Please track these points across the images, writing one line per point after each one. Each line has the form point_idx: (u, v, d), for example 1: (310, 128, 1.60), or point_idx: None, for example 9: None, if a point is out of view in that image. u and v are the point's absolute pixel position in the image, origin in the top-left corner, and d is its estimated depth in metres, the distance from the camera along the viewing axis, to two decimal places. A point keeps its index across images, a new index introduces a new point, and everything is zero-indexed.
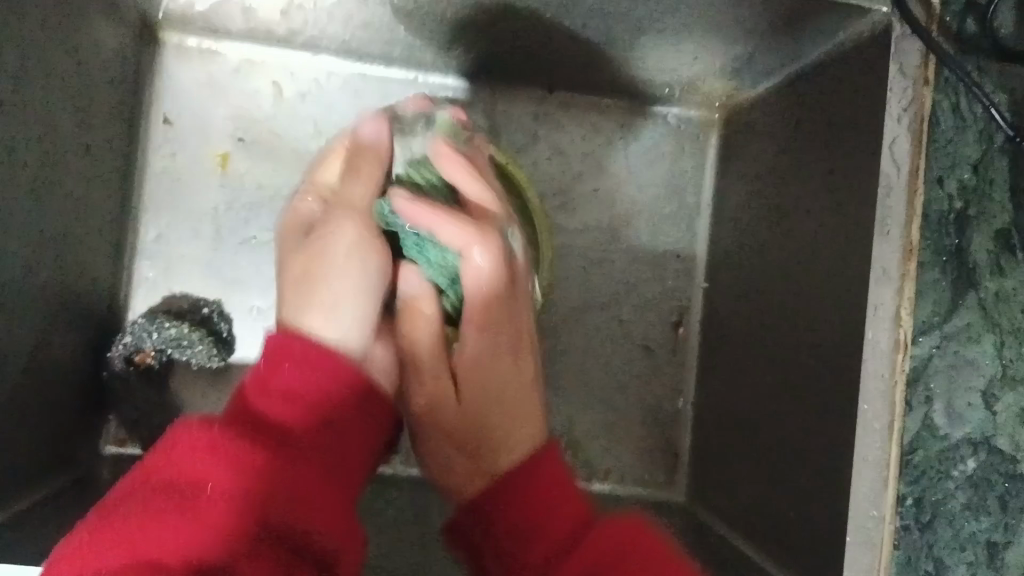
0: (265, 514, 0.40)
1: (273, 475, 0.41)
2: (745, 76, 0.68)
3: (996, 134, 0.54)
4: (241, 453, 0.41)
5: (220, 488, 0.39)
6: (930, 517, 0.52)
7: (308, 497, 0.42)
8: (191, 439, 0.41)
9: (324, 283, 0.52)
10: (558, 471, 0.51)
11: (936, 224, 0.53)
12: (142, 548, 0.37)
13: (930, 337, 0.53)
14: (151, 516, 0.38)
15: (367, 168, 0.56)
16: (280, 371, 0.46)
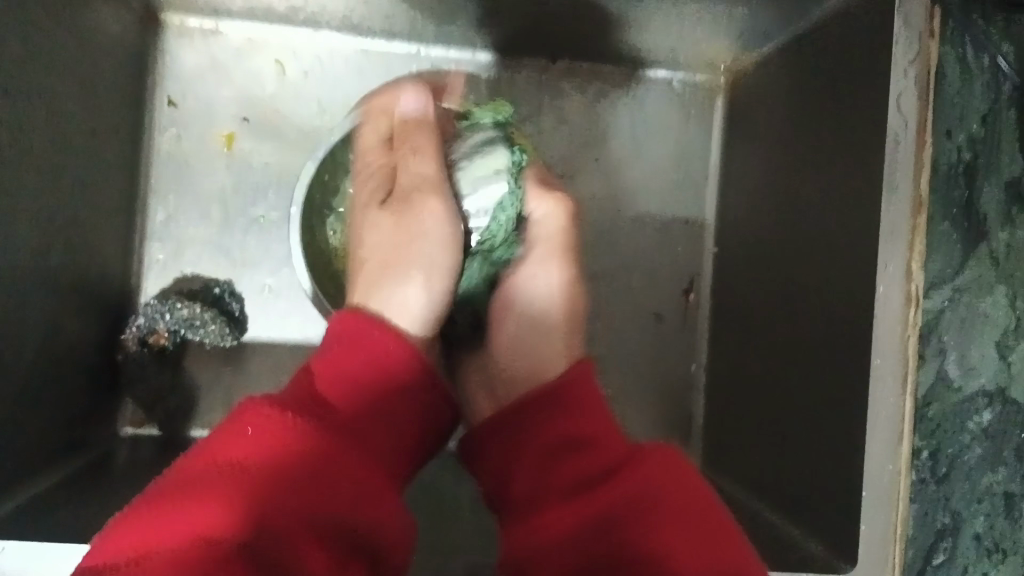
0: (323, 508, 0.39)
1: (333, 470, 0.41)
2: (748, 37, 0.68)
3: (1005, 85, 0.61)
4: (298, 436, 0.41)
5: (279, 465, 0.39)
6: (946, 470, 0.60)
7: (357, 491, 0.41)
8: (253, 418, 0.41)
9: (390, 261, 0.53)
10: (591, 395, 0.50)
11: (946, 175, 0.60)
12: (205, 525, 0.36)
13: (942, 292, 0.60)
14: (215, 492, 0.37)
15: (417, 139, 0.56)
16: (341, 362, 0.48)
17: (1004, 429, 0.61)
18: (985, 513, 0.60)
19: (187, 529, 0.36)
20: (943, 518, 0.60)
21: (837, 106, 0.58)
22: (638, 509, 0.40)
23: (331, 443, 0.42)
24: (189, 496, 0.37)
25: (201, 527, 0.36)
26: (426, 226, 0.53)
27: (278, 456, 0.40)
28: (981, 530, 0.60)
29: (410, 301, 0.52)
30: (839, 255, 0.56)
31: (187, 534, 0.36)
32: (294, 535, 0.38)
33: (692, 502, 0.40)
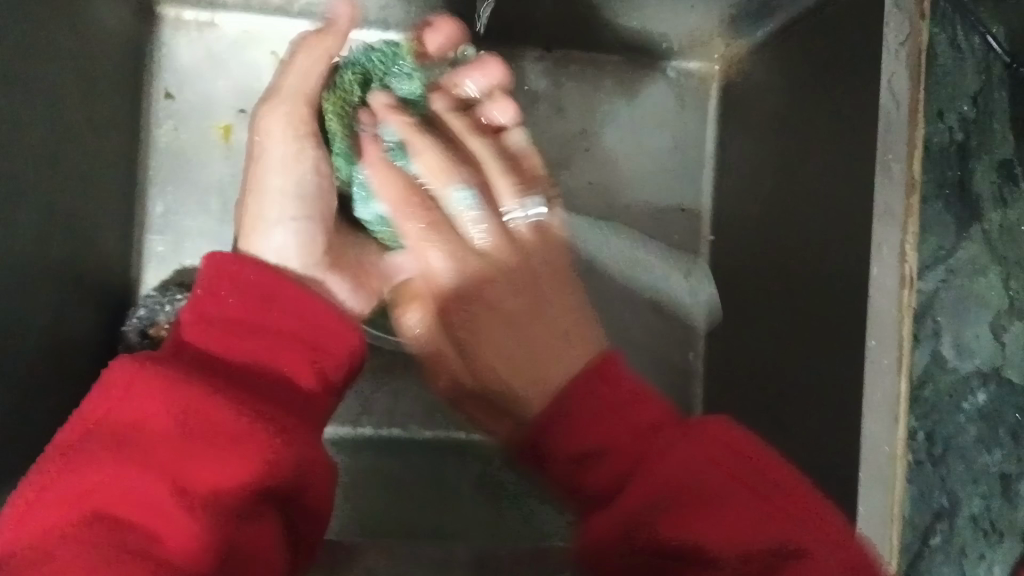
0: (201, 458, 0.37)
1: (212, 413, 0.37)
2: (743, 22, 0.68)
3: (994, 65, 0.67)
4: (182, 394, 0.37)
5: (151, 422, 0.36)
6: (942, 450, 0.66)
7: (244, 426, 0.38)
8: (129, 374, 0.37)
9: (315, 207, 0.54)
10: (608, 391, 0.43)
11: (938, 155, 0.67)
12: (96, 501, 0.35)
13: (936, 273, 0.67)
14: (98, 456, 0.35)
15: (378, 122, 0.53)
16: (218, 297, 0.43)
17: (999, 410, 0.67)
18: (982, 492, 0.66)
19: (75, 502, 0.35)
20: (939, 495, 0.66)
21: (830, 89, 0.59)
22: (682, 496, 0.38)
23: (218, 390, 0.38)
24: (72, 468, 0.35)
25: (97, 503, 0.35)
26: (280, 163, 0.54)
27: (161, 417, 0.37)
28: (977, 509, 0.66)
29: (280, 234, 0.52)
30: (836, 239, 0.57)
31: (79, 509, 0.35)
32: (187, 502, 0.36)
33: (736, 480, 0.38)
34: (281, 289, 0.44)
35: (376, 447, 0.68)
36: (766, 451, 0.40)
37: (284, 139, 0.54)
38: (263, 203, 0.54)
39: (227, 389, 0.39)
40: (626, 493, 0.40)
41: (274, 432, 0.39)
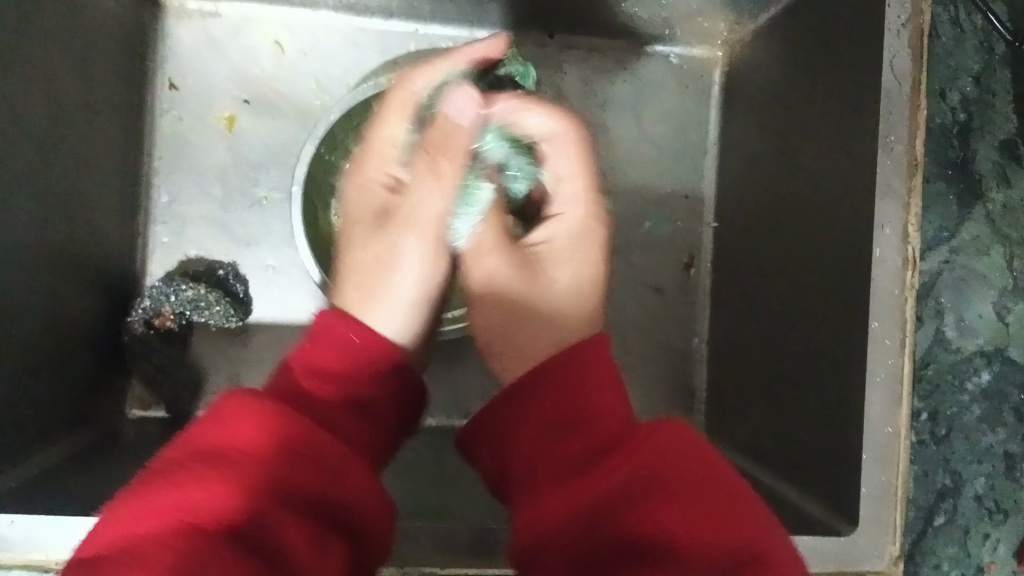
0: (298, 487, 0.38)
1: (307, 450, 0.39)
2: (744, 6, 0.68)
3: (997, 45, 0.67)
4: (281, 424, 0.39)
5: (262, 449, 0.38)
6: (945, 430, 0.66)
7: (335, 468, 0.40)
8: (231, 403, 0.39)
9: (419, 287, 0.53)
10: (606, 376, 0.46)
11: (940, 135, 0.66)
12: (191, 514, 0.35)
13: (938, 253, 0.66)
14: (203, 476, 0.36)
15: (448, 163, 0.53)
16: (318, 353, 0.47)
17: (1003, 389, 0.67)
18: (986, 473, 0.66)
19: (173, 515, 0.35)
20: (943, 476, 0.66)
21: (830, 71, 0.59)
22: (635, 495, 0.38)
23: (311, 431, 0.40)
24: (173, 486, 0.36)
25: (186, 513, 0.35)
26: (411, 265, 0.53)
27: (263, 440, 0.38)
28: (981, 490, 0.66)
29: (393, 309, 0.52)
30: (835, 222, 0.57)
31: (173, 520, 0.35)
32: (287, 527, 0.37)
33: (698, 480, 0.38)
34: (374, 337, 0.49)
35: None
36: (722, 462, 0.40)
37: (409, 233, 0.53)
38: (390, 293, 0.52)
39: (318, 434, 0.40)
40: (591, 476, 0.40)
41: (355, 475, 0.41)
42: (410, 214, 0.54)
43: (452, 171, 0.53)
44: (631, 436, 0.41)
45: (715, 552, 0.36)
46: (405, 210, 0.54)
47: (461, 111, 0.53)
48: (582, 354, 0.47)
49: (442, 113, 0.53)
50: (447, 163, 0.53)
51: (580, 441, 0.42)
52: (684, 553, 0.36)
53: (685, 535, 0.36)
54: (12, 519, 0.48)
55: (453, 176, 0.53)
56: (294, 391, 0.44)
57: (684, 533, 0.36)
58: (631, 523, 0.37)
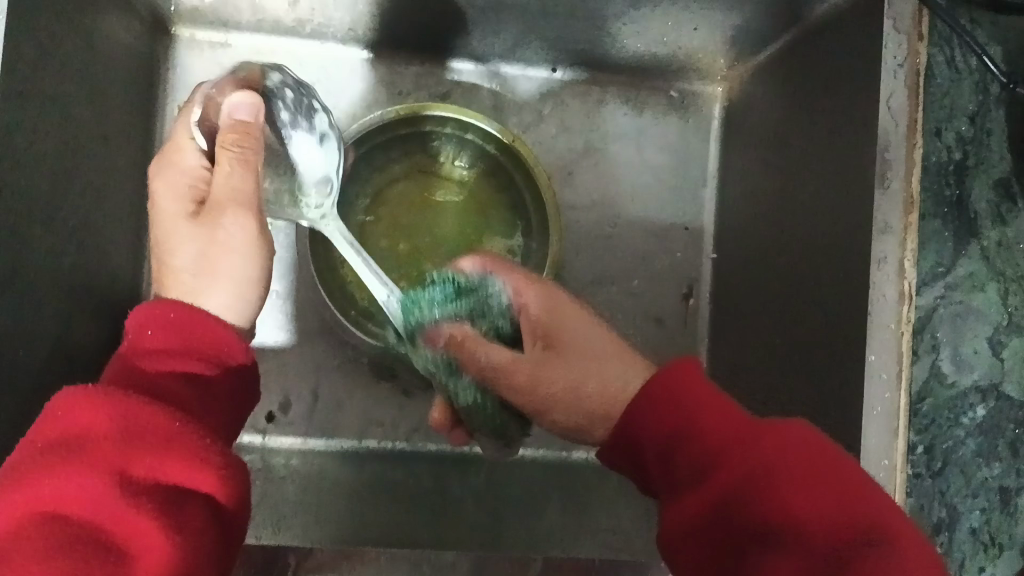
0: (136, 463, 0.38)
1: (136, 414, 0.39)
2: (743, 44, 0.70)
3: (991, 85, 0.68)
4: (115, 405, 0.39)
5: (98, 430, 0.38)
6: (941, 464, 0.67)
7: (172, 431, 0.40)
8: (65, 396, 0.39)
9: (235, 269, 0.52)
10: (694, 382, 0.48)
11: (935, 173, 0.67)
12: (53, 506, 0.36)
13: (934, 288, 0.67)
14: (47, 467, 0.37)
15: (248, 157, 0.52)
16: (145, 336, 0.46)
17: (999, 423, 0.68)
18: (981, 508, 0.67)
19: (21, 511, 0.36)
20: (940, 511, 0.66)
21: (826, 110, 0.60)
22: (760, 490, 0.42)
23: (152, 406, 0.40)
24: (23, 482, 0.36)
25: (43, 502, 0.36)
26: (230, 249, 0.52)
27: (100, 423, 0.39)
28: (976, 523, 0.66)
29: (221, 295, 0.52)
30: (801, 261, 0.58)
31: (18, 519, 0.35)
32: (126, 504, 0.37)
33: (807, 464, 0.42)
34: (200, 325, 0.48)
35: (380, 458, 0.71)
36: (844, 458, 0.43)
37: (231, 216, 0.52)
38: (220, 271, 0.52)
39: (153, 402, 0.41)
40: (716, 477, 0.44)
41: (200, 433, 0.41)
42: (225, 197, 0.52)
43: (251, 166, 0.52)
44: (746, 432, 0.45)
45: (839, 528, 0.40)
46: (219, 204, 0.52)
47: (246, 108, 0.53)
48: (671, 377, 0.48)
49: (228, 119, 0.53)
50: (252, 154, 0.52)
51: (689, 449, 0.46)
52: (806, 533, 0.40)
53: (799, 523, 0.40)
54: None
55: (253, 165, 0.52)
56: (128, 373, 0.44)
57: (805, 514, 0.41)
58: (750, 510, 0.42)
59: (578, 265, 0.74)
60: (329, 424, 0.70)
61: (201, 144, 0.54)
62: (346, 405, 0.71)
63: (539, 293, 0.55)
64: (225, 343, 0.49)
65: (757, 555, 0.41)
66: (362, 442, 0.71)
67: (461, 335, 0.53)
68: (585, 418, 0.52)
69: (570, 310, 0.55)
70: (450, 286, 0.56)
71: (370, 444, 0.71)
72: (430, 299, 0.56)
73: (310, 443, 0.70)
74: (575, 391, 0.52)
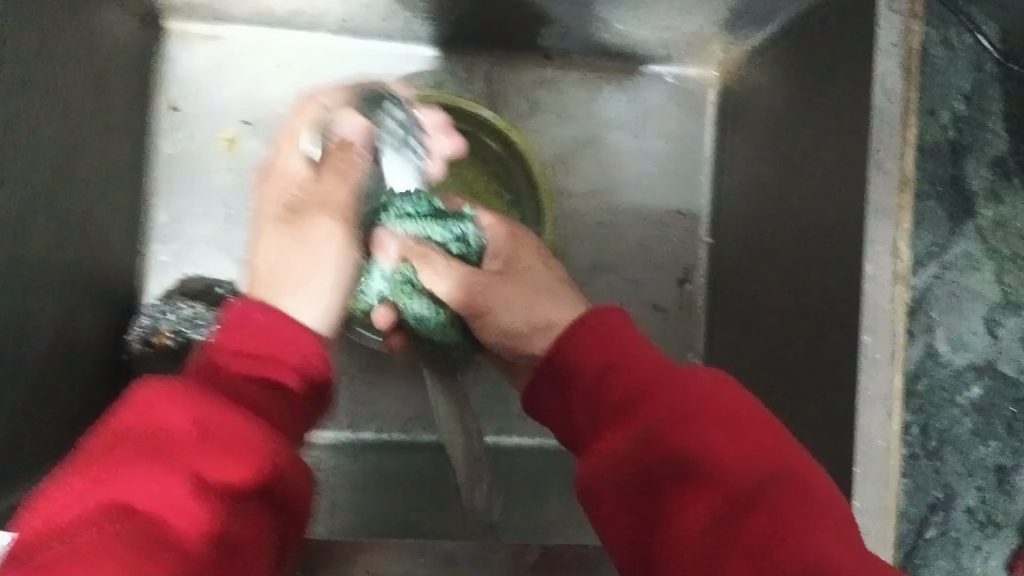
0: (216, 483, 0.36)
1: (223, 431, 0.38)
2: (738, 29, 0.69)
3: (986, 63, 0.67)
4: (211, 416, 0.38)
5: (184, 438, 0.36)
6: (937, 443, 0.67)
7: (256, 454, 0.38)
8: (155, 388, 0.37)
9: (324, 279, 0.53)
10: (626, 338, 0.49)
11: (931, 153, 0.67)
12: (135, 514, 0.34)
13: (930, 267, 0.67)
14: (134, 468, 0.35)
15: (352, 175, 0.58)
16: (240, 335, 0.45)
17: (995, 402, 0.67)
18: (978, 486, 0.67)
19: (99, 502, 0.33)
20: (936, 489, 0.67)
21: (823, 92, 0.60)
22: (678, 422, 0.43)
23: (247, 427, 0.39)
24: (104, 479, 0.34)
25: (124, 501, 0.34)
26: (330, 258, 0.54)
27: (186, 429, 0.37)
28: (972, 502, 0.67)
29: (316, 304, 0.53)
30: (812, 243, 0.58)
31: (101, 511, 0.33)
32: (202, 530, 0.35)
33: (747, 428, 0.42)
34: (290, 336, 0.46)
35: (377, 449, 0.71)
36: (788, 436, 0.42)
37: (326, 219, 0.55)
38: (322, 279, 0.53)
39: (245, 420, 0.39)
40: (638, 419, 0.44)
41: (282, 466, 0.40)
42: (317, 208, 0.55)
43: (356, 181, 0.58)
44: (687, 387, 0.44)
45: (758, 476, 0.39)
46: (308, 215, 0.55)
47: (353, 133, 0.59)
48: (601, 320, 0.51)
49: (334, 143, 0.58)
50: (358, 172, 0.58)
51: (621, 388, 0.47)
52: (728, 478, 0.39)
53: (731, 465, 0.40)
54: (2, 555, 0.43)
55: (354, 184, 0.57)
56: (223, 374, 0.43)
57: (731, 464, 0.40)
58: (680, 451, 0.41)
59: (575, 253, 0.74)
60: (328, 414, 0.70)
61: (300, 151, 0.58)
62: (345, 396, 0.71)
63: (496, 224, 0.64)
64: (317, 364, 0.47)
65: (679, 503, 0.40)
66: (358, 434, 0.71)
67: (404, 246, 0.60)
68: (522, 330, 0.59)
69: (524, 239, 0.64)
70: (421, 215, 0.63)
71: (366, 436, 0.71)
72: (403, 212, 0.62)
73: (308, 436, 0.70)
74: (515, 290, 0.60)
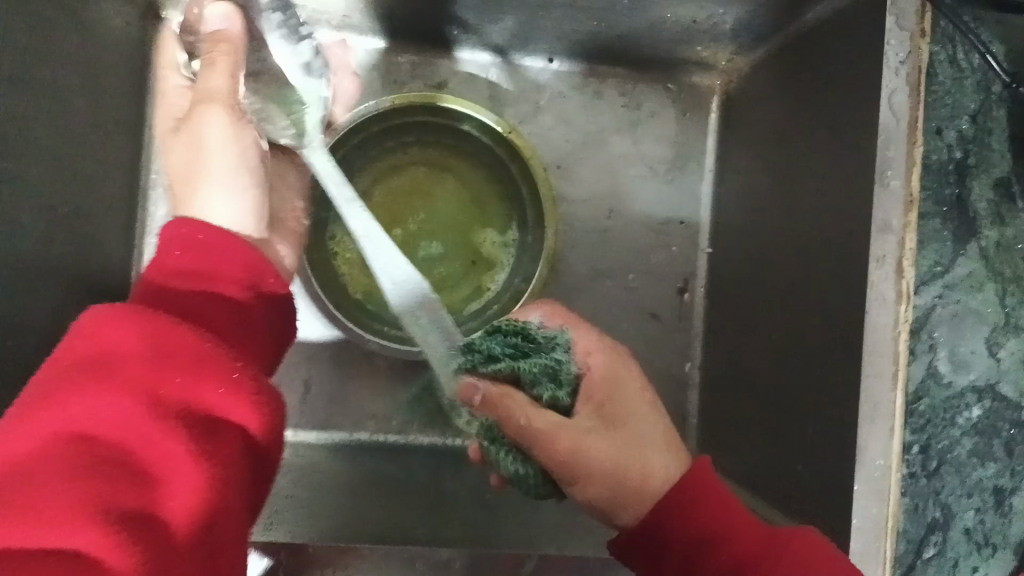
0: (165, 395, 0.36)
1: (161, 339, 0.38)
2: (743, 38, 0.69)
3: (994, 84, 0.68)
4: (154, 327, 0.38)
5: (125, 353, 0.36)
6: (936, 464, 0.67)
7: (200, 354, 0.39)
8: (95, 315, 0.38)
9: (239, 180, 0.54)
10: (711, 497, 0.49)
11: (936, 172, 0.67)
12: (81, 428, 0.34)
13: (932, 287, 0.67)
14: (79, 388, 0.35)
15: (216, 68, 0.54)
16: (179, 256, 0.45)
17: (994, 424, 0.68)
18: (976, 508, 0.67)
19: (53, 425, 0.34)
20: (934, 511, 0.67)
21: (827, 107, 0.60)
22: None
23: (188, 333, 0.39)
24: (51, 401, 0.35)
25: (70, 422, 0.34)
26: (213, 136, 0.53)
27: (134, 342, 0.37)
28: (971, 523, 0.67)
29: (231, 203, 0.54)
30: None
31: (54, 431, 0.34)
32: (155, 441, 0.35)
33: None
34: (222, 248, 0.47)
35: (372, 451, 0.71)
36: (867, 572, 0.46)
37: (207, 110, 0.53)
38: (222, 178, 0.54)
39: (180, 325, 0.39)
40: None
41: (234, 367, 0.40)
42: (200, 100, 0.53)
43: (229, 71, 0.54)
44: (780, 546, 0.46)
45: None
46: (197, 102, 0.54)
47: (224, 21, 0.55)
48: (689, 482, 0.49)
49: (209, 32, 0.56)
50: (223, 67, 0.54)
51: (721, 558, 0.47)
52: None
53: None
54: None
55: (227, 72, 0.54)
56: (161, 296, 0.43)
57: None
58: None
59: (574, 259, 0.74)
60: (322, 414, 0.71)
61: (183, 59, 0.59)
62: (340, 397, 0.71)
63: (606, 364, 0.56)
64: (258, 270, 0.48)
65: None
66: (354, 435, 0.71)
67: (497, 390, 0.53)
68: (629, 493, 0.51)
69: (631, 378, 0.56)
70: (512, 335, 0.56)
71: (362, 437, 0.71)
72: (492, 350, 0.56)
73: (304, 436, 0.70)
74: (614, 454, 0.51)
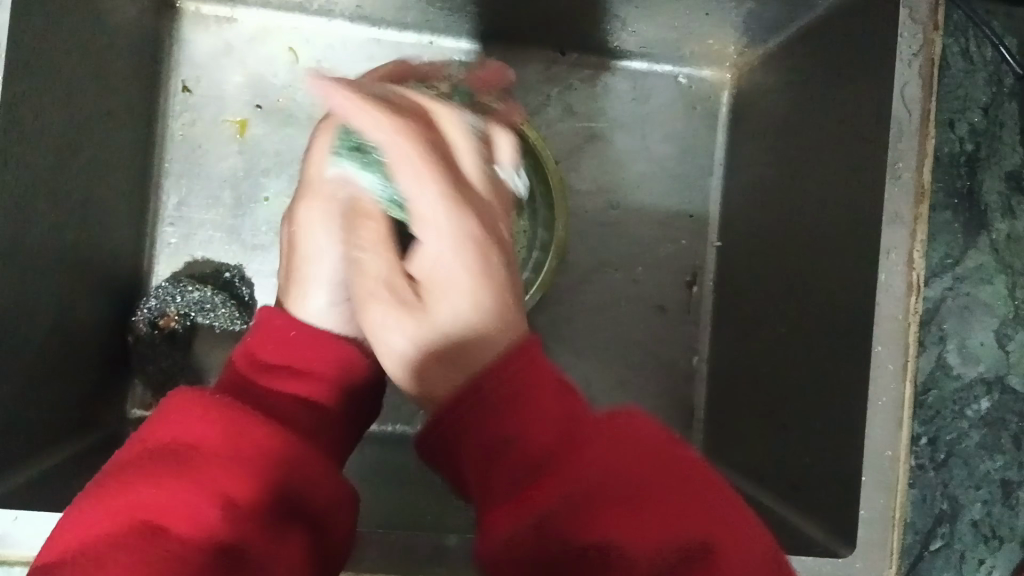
0: (236, 491, 0.38)
1: (240, 434, 0.40)
2: (754, 33, 0.69)
3: (1006, 77, 0.68)
4: (233, 425, 0.40)
5: (208, 447, 0.39)
6: (944, 455, 0.67)
7: (273, 451, 0.40)
8: (180, 402, 0.40)
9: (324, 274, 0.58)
10: (533, 375, 0.39)
11: (947, 165, 0.68)
12: (151, 515, 0.35)
13: (942, 280, 0.68)
14: (158, 475, 0.37)
15: None
16: (266, 347, 0.48)
17: (1003, 417, 0.68)
18: (983, 501, 0.67)
19: (129, 514, 0.35)
20: (942, 504, 0.67)
21: (837, 100, 0.60)
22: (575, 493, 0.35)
23: (267, 433, 0.41)
24: (131, 485, 0.36)
25: (147, 513, 0.35)
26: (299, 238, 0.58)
27: (211, 436, 0.39)
28: (978, 515, 0.67)
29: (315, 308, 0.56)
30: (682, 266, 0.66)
31: (127, 518, 0.35)
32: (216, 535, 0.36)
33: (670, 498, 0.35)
34: (317, 340, 0.49)
35: (381, 438, 0.72)
36: (709, 479, 0.36)
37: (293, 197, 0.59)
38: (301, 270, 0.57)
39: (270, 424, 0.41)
40: (536, 487, 0.36)
41: (311, 464, 0.42)
42: None
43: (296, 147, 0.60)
44: (579, 445, 0.36)
45: (656, 550, 0.33)
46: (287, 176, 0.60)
47: None
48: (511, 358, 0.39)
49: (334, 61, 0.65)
50: None
51: (520, 461, 0.37)
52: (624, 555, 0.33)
53: (635, 545, 0.33)
54: (15, 514, 0.47)
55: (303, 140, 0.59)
56: (243, 384, 0.46)
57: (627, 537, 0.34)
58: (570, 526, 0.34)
59: (581, 251, 0.74)
60: None
61: None
62: None
63: None
64: (348, 364, 0.50)
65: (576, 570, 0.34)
66: (413, 428, 0.73)
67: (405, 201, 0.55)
68: None
69: None
70: None
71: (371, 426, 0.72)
72: None
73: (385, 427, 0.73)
74: None
